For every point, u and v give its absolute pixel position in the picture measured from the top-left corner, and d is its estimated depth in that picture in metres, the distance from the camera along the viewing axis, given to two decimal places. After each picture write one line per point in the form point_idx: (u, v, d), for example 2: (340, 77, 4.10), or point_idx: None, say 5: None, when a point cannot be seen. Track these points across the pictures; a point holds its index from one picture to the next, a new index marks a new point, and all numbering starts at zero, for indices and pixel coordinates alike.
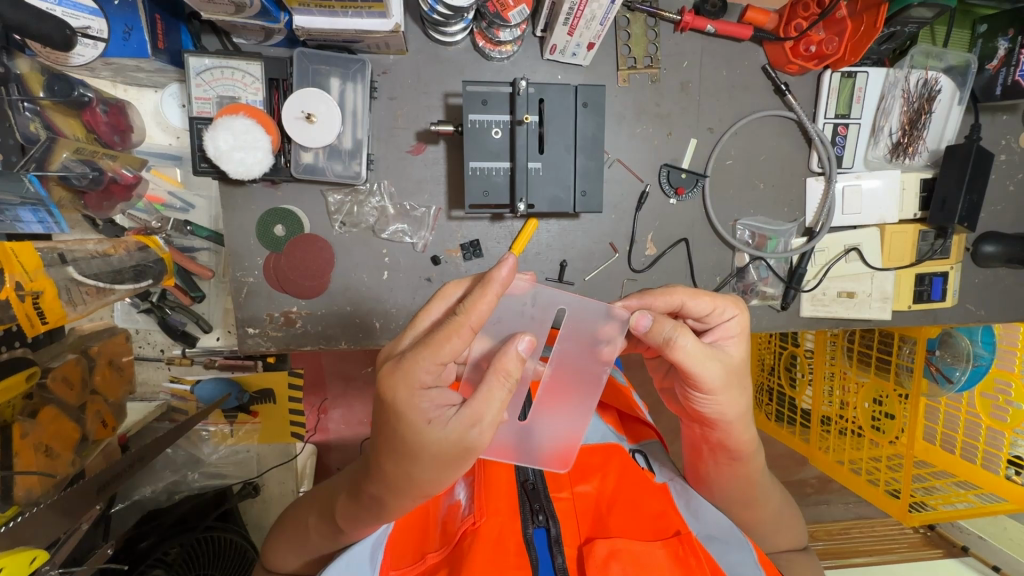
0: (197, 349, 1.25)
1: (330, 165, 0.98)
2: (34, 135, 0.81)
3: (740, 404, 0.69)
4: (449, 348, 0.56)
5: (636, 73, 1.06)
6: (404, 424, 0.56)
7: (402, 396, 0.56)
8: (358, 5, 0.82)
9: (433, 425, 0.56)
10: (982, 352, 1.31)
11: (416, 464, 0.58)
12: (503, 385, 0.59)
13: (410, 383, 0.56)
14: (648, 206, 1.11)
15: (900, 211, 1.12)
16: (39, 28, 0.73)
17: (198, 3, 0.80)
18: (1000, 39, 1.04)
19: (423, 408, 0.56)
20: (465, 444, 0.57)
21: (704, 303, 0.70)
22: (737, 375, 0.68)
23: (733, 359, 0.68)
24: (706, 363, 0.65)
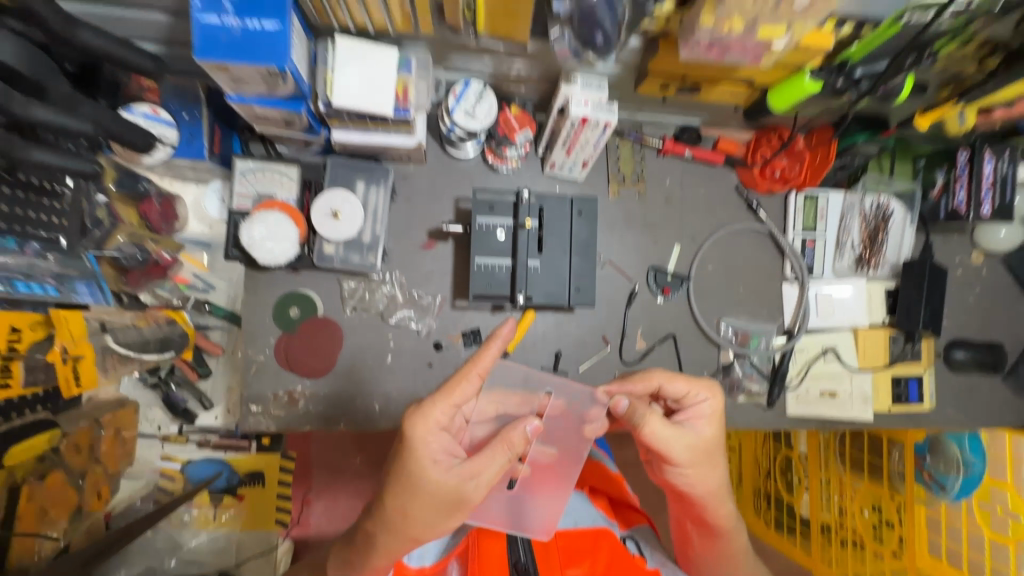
0: (194, 427, 1.26)
1: (348, 255, 1.07)
2: (101, 220, 0.92)
3: (710, 477, 0.77)
4: (461, 393, 0.68)
5: (625, 188, 1.21)
6: (413, 459, 0.65)
7: (417, 433, 0.65)
8: (388, 126, 0.95)
9: (436, 467, 0.65)
10: (973, 459, 1.27)
11: (413, 500, 0.66)
12: (505, 452, 0.69)
13: (427, 424, 0.66)
14: (637, 303, 1.20)
15: (870, 315, 1.20)
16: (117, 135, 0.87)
17: (254, 117, 0.94)
18: (938, 171, 1.20)
19: (431, 449, 0.65)
20: (461, 492, 0.66)
21: (679, 386, 0.77)
22: (706, 453, 0.76)
23: (700, 439, 0.76)
24: (675, 443, 0.74)
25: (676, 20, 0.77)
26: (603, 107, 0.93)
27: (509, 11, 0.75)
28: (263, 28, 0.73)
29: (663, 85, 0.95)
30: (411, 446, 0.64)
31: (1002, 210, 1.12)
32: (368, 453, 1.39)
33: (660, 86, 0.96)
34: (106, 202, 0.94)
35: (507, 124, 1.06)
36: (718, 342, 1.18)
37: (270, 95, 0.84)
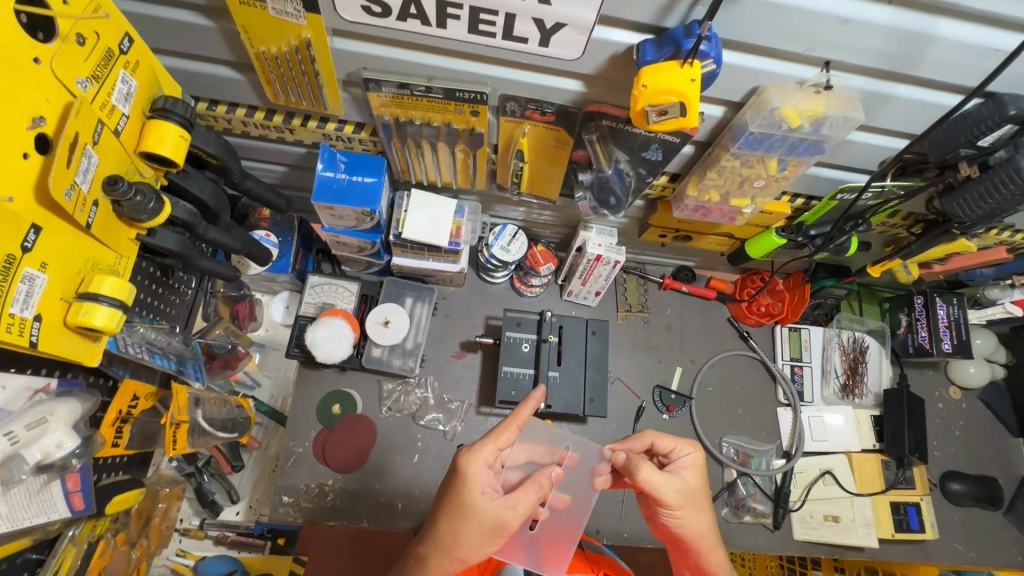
0: (214, 521, 1.28)
1: (392, 359, 1.24)
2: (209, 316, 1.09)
3: (699, 522, 0.84)
4: (504, 438, 0.78)
5: (631, 315, 1.40)
6: (465, 490, 0.74)
7: (470, 468, 0.75)
8: (440, 254, 1.17)
9: (484, 496, 0.74)
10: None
11: (463, 525, 0.74)
12: (539, 488, 0.78)
13: (476, 460, 0.76)
14: (645, 419, 1.31)
15: (861, 441, 1.32)
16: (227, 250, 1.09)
17: (333, 244, 1.15)
18: (901, 313, 1.38)
19: (480, 482, 0.75)
20: (501, 521, 0.74)
21: (667, 441, 0.87)
22: (695, 498, 0.84)
23: (688, 485, 0.84)
24: (667, 487, 0.82)
25: (669, 189, 1.03)
26: (614, 248, 1.16)
27: (545, 178, 1.01)
28: (363, 181, 0.98)
29: (661, 235, 1.19)
30: (464, 478, 0.74)
31: (960, 346, 1.29)
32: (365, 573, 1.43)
33: (659, 235, 1.20)
34: (212, 300, 1.11)
35: (534, 258, 1.28)
36: (722, 459, 1.27)
37: (355, 228, 1.08)
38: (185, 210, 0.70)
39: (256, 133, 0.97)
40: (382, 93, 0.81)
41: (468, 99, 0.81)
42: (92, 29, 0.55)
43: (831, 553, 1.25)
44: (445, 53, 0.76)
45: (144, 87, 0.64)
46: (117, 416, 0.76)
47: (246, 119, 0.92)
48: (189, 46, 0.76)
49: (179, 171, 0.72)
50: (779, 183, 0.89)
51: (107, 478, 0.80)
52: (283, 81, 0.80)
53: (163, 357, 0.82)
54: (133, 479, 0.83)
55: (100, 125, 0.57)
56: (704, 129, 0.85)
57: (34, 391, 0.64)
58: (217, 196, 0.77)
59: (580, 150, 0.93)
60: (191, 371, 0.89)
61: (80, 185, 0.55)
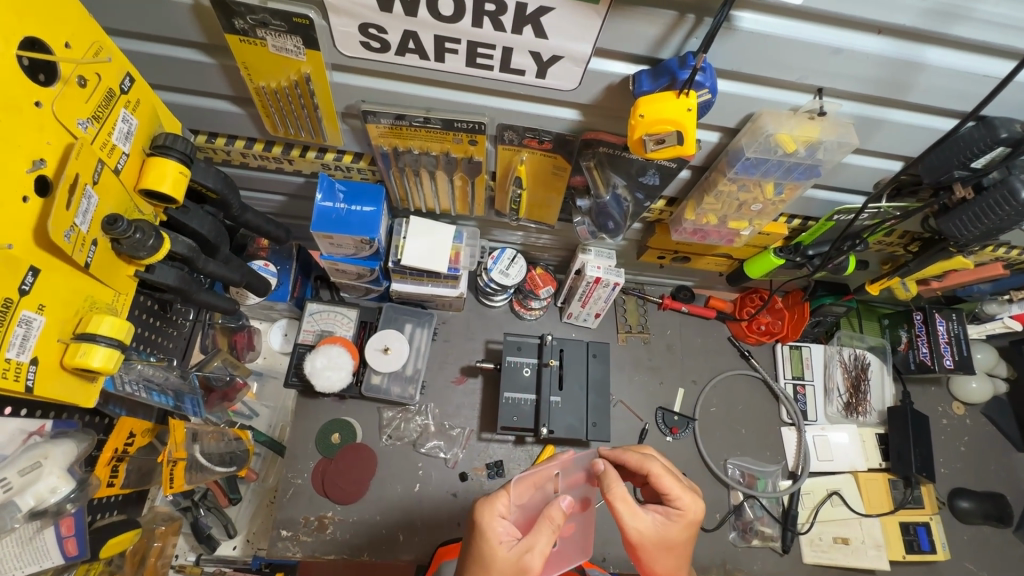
0: (211, 556, 1.22)
1: (391, 386, 1.22)
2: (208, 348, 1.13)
3: (670, 569, 0.75)
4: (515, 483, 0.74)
5: (632, 336, 1.40)
6: (483, 540, 0.69)
7: (484, 517, 0.70)
8: (439, 280, 1.17)
9: (500, 543, 0.69)
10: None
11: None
12: (549, 526, 0.70)
13: (492, 510, 0.71)
14: (648, 441, 1.30)
15: (867, 460, 1.30)
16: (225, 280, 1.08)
17: (332, 272, 1.15)
18: (902, 330, 1.37)
19: (497, 529, 0.70)
20: (522, 565, 0.67)
21: (667, 482, 0.76)
22: (671, 547, 0.74)
23: (664, 530, 0.74)
24: (635, 524, 0.73)
25: (667, 212, 1.04)
26: (613, 270, 1.17)
27: (544, 203, 1.02)
28: (362, 210, 0.98)
29: (659, 256, 1.20)
30: (479, 528, 0.70)
31: (962, 362, 1.29)
32: None
33: (657, 257, 1.20)
34: (210, 332, 1.14)
35: (534, 282, 1.29)
36: (727, 482, 1.25)
37: (354, 255, 1.07)
38: (185, 245, 0.69)
39: (255, 164, 0.97)
40: (379, 124, 0.82)
41: (466, 129, 0.81)
42: (94, 72, 0.56)
43: None
44: (443, 85, 0.77)
45: (144, 125, 0.65)
46: (113, 455, 0.74)
47: (245, 151, 0.92)
48: (189, 82, 0.77)
49: (179, 206, 0.71)
50: (776, 206, 0.89)
51: (101, 519, 0.77)
52: (282, 114, 0.81)
53: (161, 393, 0.81)
54: (128, 520, 0.80)
55: (101, 165, 0.57)
56: (699, 155, 0.86)
57: (29, 433, 0.63)
58: (217, 230, 0.77)
59: (577, 176, 0.94)
60: (188, 404, 0.87)
61: (79, 226, 0.55)
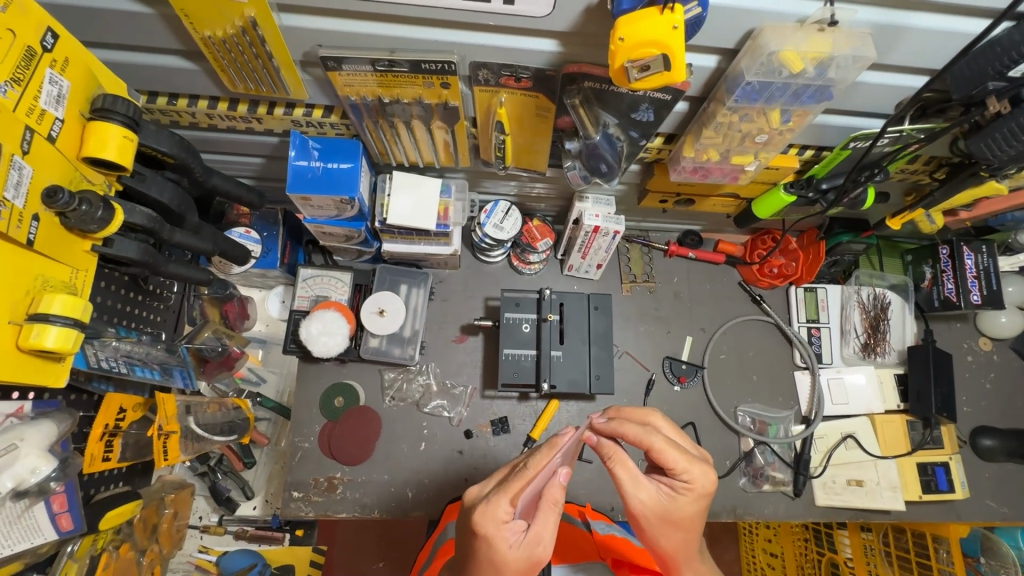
0: (232, 517, 1.29)
1: (391, 348, 1.21)
2: (196, 319, 1.10)
3: (675, 541, 0.73)
4: (518, 484, 0.65)
5: (637, 285, 1.34)
6: (492, 551, 0.63)
7: (490, 529, 0.63)
8: (431, 237, 1.12)
9: (512, 549, 0.63)
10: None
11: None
12: (554, 509, 0.66)
13: (495, 517, 0.63)
14: (656, 392, 1.27)
15: (884, 402, 1.25)
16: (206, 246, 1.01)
17: (320, 235, 1.11)
18: (925, 266, 1.30)
19: (506, 536, 0.63)
20: (535, 559, 0.64)
21: (672, 457, 0.71)
22: (679, 521, 0.71)
23: (668, 506, 0.71)
24: (635, 497, 0.71)
25: (666, 151, 0.96)
26: (613, 218, 1.10)
27: (532, 149, 0.95)
28: (340, 167, 0.93)
29: (662, 200, 1.13)
30: (486, 540, 0.62)
31: (991, 297, 1.21)
32: (390, 557, 1.46)
33: (659, 201, 1.13)
34: (198, 303, 1.11)
35: (530, 234, 1.23)
36: (737, 429, 1.23)
37: (337, 217, 1.03)
38: (144, 216, 0.66)
39: (224, 125, 0.92)
40: (341, 71, 0.75)
41: (435, 70, 0.74)
42: (5, 27, 0.51)
43: (857, 518, 1.20)
44: (406, 20, 0.70)
45: (81, 87, 0.60)
46: (105, 430, 0.75)
47: (209, 111, 0.87)
48: (133, 37, 0.71)
49: (134, 173, 0.68)
50: (783, 136, 0.81)
51: (101, 492, 0.79)
52: (237, 67, 0.75)
53: (145, 367, 0.79)
54: (128, 492, 0.82)
55: (28, 133, 0.53)
56: (696, 83, 0.77)
57: (5, 415, 0.62)
58: (181, 198, 0.73)
59: (564, 117, 0.86)
60: (177, 376, 0.88)
61: (12, 201, 0.52)
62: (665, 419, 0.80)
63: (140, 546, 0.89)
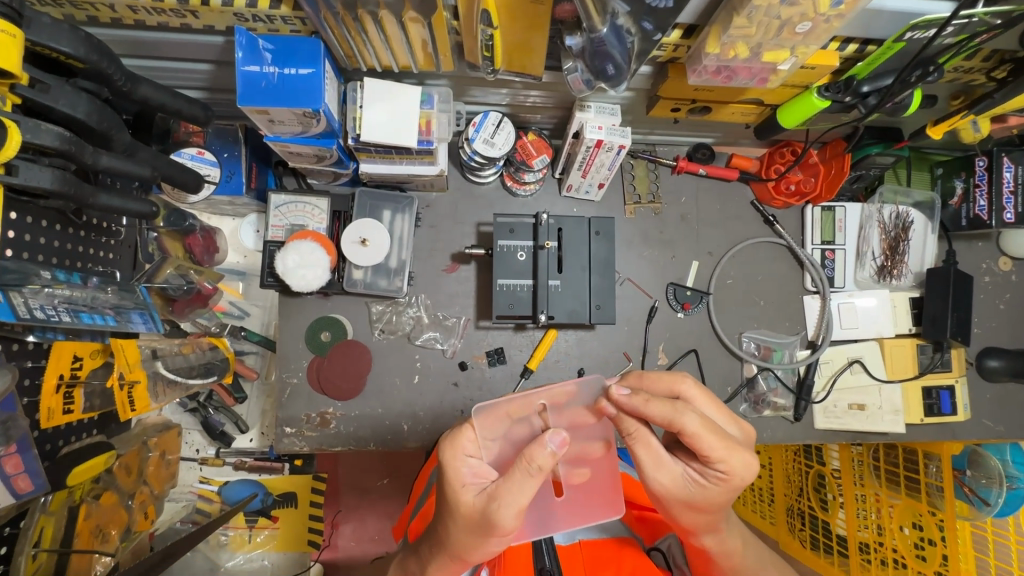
0: (230, 449, 1.29)
1: (376, 280, 1.12)
2: (151, 255, 1.00)
3: (697, 519, 0.71)
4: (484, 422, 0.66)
5: (641, 207, 1.23)
6: (445, 484, 0.66)
7: (447, 457, 0.66)
8: (413, 156, 0.99)
9: (464, 489, 0.65)
10: (1016, 473, 1.24)
11: (454, 526, 0.65)
12: (528, 474, 0.60)
13: (456, 450, 0.66)
14: (658, 320, 1.21)
15: (896, 327, 1.21)
16: (181, 179, 0.85)
17: (287, 155, 0.98)
18: (956, 179, 1.19)
19: (461, 472, 0.65)
20: (487, 517, 0.62)
21: (707, 443, 0.65)
22: (704, 505, 0.69)
23: (695, 492, 0.68)
24: (660, 472, 0.68)
25: (684, 48, 0.81)
26: (617, 130, 0.98)
27: (525, 47, 0.80)
28: (299, 73, 0.80)
29: (674, 108, 0.98)
30: (440, 470, 0.65)
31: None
32: (396, 475, 1.46)
33: (672, 108, 0.99)
34: (154, 237, 1.01)
35: (525, 150, 1.10)
36: (740, 355, 1.19)
37: (303, 133, 0.90)
38: (55, 136, 0.59)
39: (154, 22, 0.76)
40: None
41: None
42: None
43: (853, 440, 1.21)
44: None
45: None
46: (60, 382, 0.78)
47: (130, 2, 0.70)
48: None
49: (33, 84, 0.58)
50: (830, 23, 0.67)
51: (67, 446, 0.84)
52: None
53: (93, 314, 0.80)
54: (100, 444, 0.89)
55: None
56: None
57: None
58: (102, 113, 0.65)
59: (565, 5, 0.73)
60: (135, 320, 0.87)
61: None
62: (697, 387, 0.72)
63: (124, 491, 0.97)
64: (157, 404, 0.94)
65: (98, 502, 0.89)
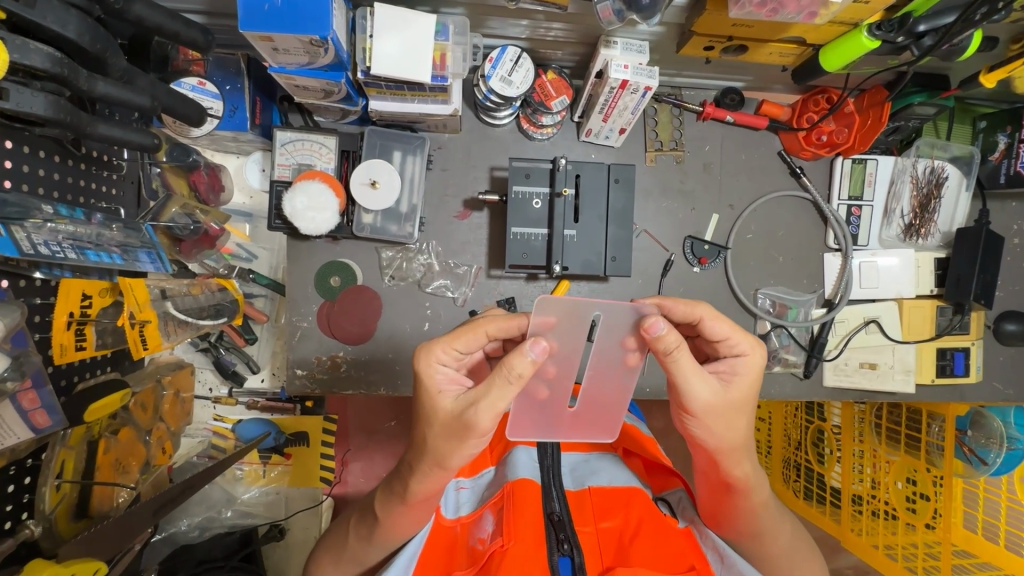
0: (242, 389, 1.31)
1: (387, 225, 1.09)
2: (155, 191, 0.98)
3: (734, 432, 0.70)
4: (464, 338, 0.69)
5: (663, 155, 1.18)
6: (422, 391, 0.67)
7: (422, 367, 0.67)
8: (425, 93, 0.94)
9: (442, 394, 0.66)
10: (1017, 435, 1.24)
11: (431, 429, 0.66)
12: (513, 385, 0.60)
13: (431, 357, 0.68)
14: (673, 273, 1.18)
15: (917, 287, 1.18)
16: (183, 111, 0.80)
17: (293, 89, 0.92)
18: (999, 134, 1.12)
19: (437, 379, 0.67)
20: (463, 419, 0.62)
21: (720, 326, 0.72)
22: (740, 407, 0.70)
23: (733, 394, 0.69)
24: (699, 381, 0.66)
25: None
26: (644, 70, 0.91)
27: None
28: None
29: (708, 46, 0.91)
30: (418, 378, 0.67)
31: None
32: (402, 418, 1.49)
33: (705, 46, 0.92)
34: (158, 173, 0.98)
35: (545, 91, 1.04)
36: (755, 312, 1.17)
37: (310, 65, 0.84)
38: (44, 56, 0.55)
39: None
40: None
41: None
42: None
43: (861, 398, 1.21)
44: None
45: None
46: (71, 319, 0.78)
47: None
48: None
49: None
50: None
51: (82, 382, 0.86)
52: None
53: (99, 252, 0.79)
54: (114, 380, 0.89)
55: None
56: None
57: None
58: (94, 33, 0.60)
59: None
60: (143, 259, 0.86)
61: None
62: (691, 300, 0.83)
63: (142, 427, 1.00)
64: (170, 343, 0.95)
65: (117, 437, 0.92)
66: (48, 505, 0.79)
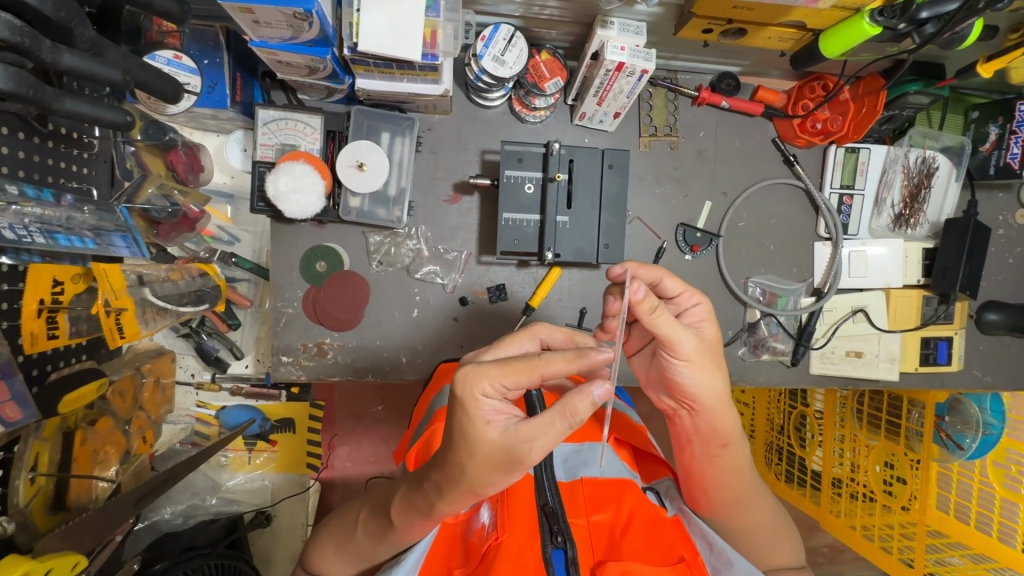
0: (226, 375, 1.29)
1: (374, 209, 1.05)
2: (130, 171, 0.91)
3: (719, 378, 0.72)
4: (517, 369, 0.60)
5: (657, 140, 1.16)
6: (464, 420, 0.59)
7: (468, 396, 0.59)
8: (415, 72, 0.90)
9: (490, 426, 0.59)
10: (992, 420, 1.29)
11: (468, 461, 0.60)
12: (565, 420, 0.59)
13: (478, 386, 0.59)
14: (664, 260, 1.18)
15: (904, 277, 1.19)
16: (157, 86, 0.76)
17: (276, 65, 0.88)
18: (991, 124, 1.12)
19: (484, 410, 0.59)
20: (514, 454, 0.59)
21: (672, 282, 0.75)
22: (715, 351, 0.72)
23: (707, 337, 0.72)
24: (682, 330, 0.68)
25: None
26: (641, 52, 0.89)
27: None
28: None
29: (707, 29, 0.89)
30: (463, 406, 0.59)
31: None
32: (389, 402, 1.49)
33: (703, 29, 0.89)
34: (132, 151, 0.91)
35: (537, 72, 1.00)
36: (745, 300, 1.17)
37: (294, 40, 0.80)
38: (3, 25, 0.51)
39: None
40: None
41: None
42: None
43: (846, 385, 1.23)
44: None
45: None
46: (42, 306, 0.74)
47: None
48: None
49: None
50: None
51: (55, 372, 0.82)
52: None
53: (71, 236, 0.75)
54: (89, 369, 0.86)
55: None
56: None
57: None
58: (59, 1, 0.56)
59: None
60: (117, 243, 0.83)
61: None
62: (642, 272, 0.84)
63: (121, 416, 0.97)
64: (147, 331, 0.91)
65: (95, 427, 0.90)
66: (22, 499, 0.77)
